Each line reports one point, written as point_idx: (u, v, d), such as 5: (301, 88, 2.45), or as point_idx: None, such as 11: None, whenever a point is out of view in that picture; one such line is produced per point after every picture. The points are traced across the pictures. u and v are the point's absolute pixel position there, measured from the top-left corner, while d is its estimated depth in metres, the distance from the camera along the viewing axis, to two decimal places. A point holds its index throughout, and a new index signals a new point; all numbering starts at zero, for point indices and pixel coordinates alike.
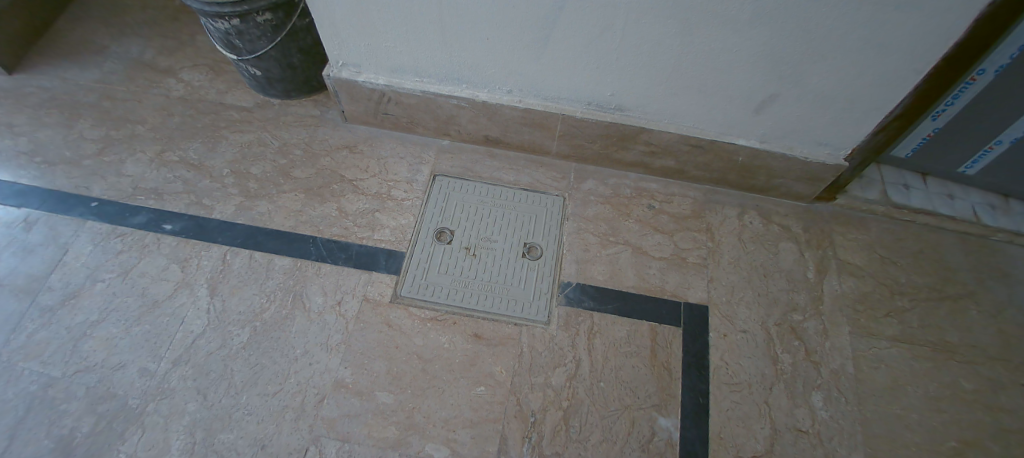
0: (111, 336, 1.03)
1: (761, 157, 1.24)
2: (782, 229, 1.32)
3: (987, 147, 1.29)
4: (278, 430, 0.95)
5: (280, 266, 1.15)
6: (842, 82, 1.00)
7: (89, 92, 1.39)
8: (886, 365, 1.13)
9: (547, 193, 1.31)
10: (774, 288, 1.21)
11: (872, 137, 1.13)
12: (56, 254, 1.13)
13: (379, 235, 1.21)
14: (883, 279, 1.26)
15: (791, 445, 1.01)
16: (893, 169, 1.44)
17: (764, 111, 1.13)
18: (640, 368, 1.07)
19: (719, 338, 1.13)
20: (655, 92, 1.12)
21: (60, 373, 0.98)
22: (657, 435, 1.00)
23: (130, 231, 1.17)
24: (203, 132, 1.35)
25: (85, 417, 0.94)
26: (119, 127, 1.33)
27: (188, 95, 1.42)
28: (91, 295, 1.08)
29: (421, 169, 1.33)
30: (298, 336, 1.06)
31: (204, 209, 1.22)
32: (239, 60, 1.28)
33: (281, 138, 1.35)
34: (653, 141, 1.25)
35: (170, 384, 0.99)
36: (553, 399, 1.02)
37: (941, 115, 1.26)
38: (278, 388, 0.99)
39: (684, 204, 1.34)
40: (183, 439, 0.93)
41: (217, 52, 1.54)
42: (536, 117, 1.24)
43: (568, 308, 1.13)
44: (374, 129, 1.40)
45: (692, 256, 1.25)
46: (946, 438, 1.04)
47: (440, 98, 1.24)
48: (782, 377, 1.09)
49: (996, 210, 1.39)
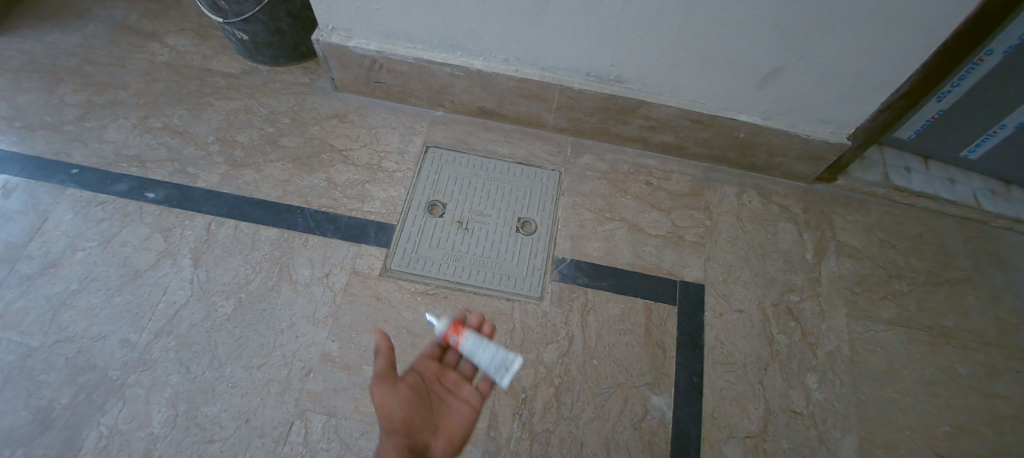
0: (92, 306, 1.00)
1: (762, 135, 1.21)
2: (781, 209, 1.29)
3: (991, 132, 1.27)
4: (263, 403, 0.92)
5: (266, 236, 1.12)
6: (849, 57, 0.97)
7: (71, 56, 1.35)
8: (882, 348, 1.12)
9: (543, 168, 1.28)
10: (771, 268, 1.19)
11: (877, 115, 1.10)
12: (35, 222, 1.09)
13: (369, 206, 1.18)
14: (881, 262, 1.24)
15: (785, 426, 1.00)
16: (895, 152, 1.42)
17: (767, 86, 1.10)
18: (634, 346, 1.05)
19: (715, 317, 1.11)
20: (656, 63, 1.09)
21: (38, 343, 0.95)
22: (650, 413, 0.98)
23: (111, 200, 1.13)
24: (188, 99, 1.31)
25: (64, 388, 0.91)
26: (101, 93, 1.29)
27: (173, 60, 1.38)
28: (72, 264, 1.05)
29: (413, 139, 1.29)
30: (285, 308, 1.03)
31: (188, 178, 1.18)
32: (225, 24, 1.23)
33: (269, 106, 1.31)
34: (652, 115, 1.22)
35: (152, 355, 0.96)
36: (545, 376, 1.00)
37: (947, 96, 1.23)
38: (263, 361, 0.97)
39: (683, 182, 1.31)
40: (165, 412, 0.90)
41: (203, 17, 1.49)
42: (532, 87, 1.20)
43: (561, 284, 1.11)
44: (366, 99, 1.36)
45: (689, 234, 1.22)
46: (940, 422, 1.04)
47: (433, 66, 1.20)
48: (777, 357, 1.08)
49: (997, 196, 1.37)
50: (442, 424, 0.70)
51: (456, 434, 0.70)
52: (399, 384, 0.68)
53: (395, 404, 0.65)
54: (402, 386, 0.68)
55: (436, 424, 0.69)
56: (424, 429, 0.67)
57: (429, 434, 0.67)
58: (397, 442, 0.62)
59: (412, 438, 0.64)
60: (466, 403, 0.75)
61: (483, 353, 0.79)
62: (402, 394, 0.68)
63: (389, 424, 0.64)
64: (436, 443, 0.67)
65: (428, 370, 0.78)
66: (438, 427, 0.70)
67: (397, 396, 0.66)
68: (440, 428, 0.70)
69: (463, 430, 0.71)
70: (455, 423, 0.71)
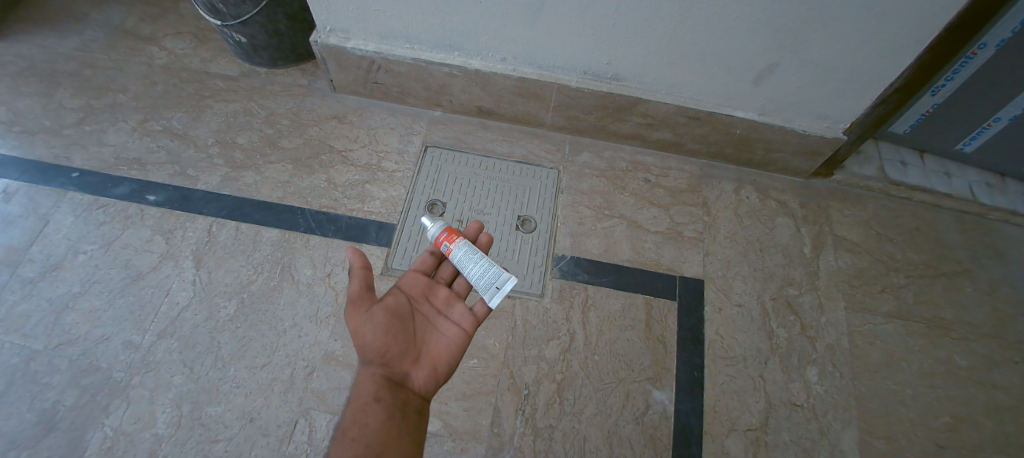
0: (95, 308, 1.01)
1: (758, 130, 1.22)
2: (779, 204, 1.30)
3: (985, 125, 1.27)
4: (267, 403, 0.93)
5: (267, 237, 1.12)
6: (844, 51, 0.98)
7: (69, 60, 1.35)
8: (881, 341, 1.13)
9: (542, 166, 1.29)
10: (770, 263, 1.20)
11: (872, 110, 1.11)
12: (36, 225, 1.09)
13: (369, 207, 1.18)
14: (879, 255, 1.25)
15: (786, 419, 1.01)
16: (891, 146, 1.43)
17: (763, 82, 1.11)
18: (635, 341, 1.06)
19: (715, 312, 1.12)
20: (653, 60, 1.10)
21: (42, 346, 0.96)
22: (651, 408, 0.99)
23: (112, 202, 1.14)
24: (187, 101, 1.31)
25: (68, 390, 0.91)
26: (100, 97, 1.29)
27: (171, 63, 1.38)
28: (74, 267, 1.05)
29: (412, 139, 1.30)
30: (287, 308, 1.04)
31: (188, 180, 1.19)
32: (223, 26, 1.24)
33: (268, 108, 1.32)
34: (650, 112, 1.23)
35: (155, 357, 0.96)
36: (547, 372, 1.01)
37: (940, 90, 1.24)
38: (266, 361, 0.97)
39: (681, 178, 1.32)
40: (169, 412, 0.91)
41: (201, 20, 1.49)
42: (531, 86, 1.21)
43: (561, 281, 1.11)
44: (365, 100, 1.37)
45: (687, 230, 1.23)
46: (939, 413, 1.04)
47: (431, 66, 1.20)
48: (777, 351, 1.08)
49: (993, 188, 1.38)
50: (425, 351, 0.73)
51: (441, 361, 0.73)
52: (375, 310, 0.70)
53: (370, 333, 0.68)
54: (379, 313, 0.70)
55: (418, 351, 0.73)
56: (403, 357, 0.70)
57: (409, 362, 0.71)
58: (372, 373, 0.67)
59: (389, 368, 0.68)
60: (452, 329, 0.76)
61: (472, 270, 0.78)
62: (379, 321, 0.70)
63: (365, 353, 0.68)
64: (418, 370, 0.71)
65: (416, 291, 0.79)
66: (422, 354, 0.73)
67: (372, 323, 0.69)
68: (423, 354, 0.73)
69: (448, 356, 0.74)
70: (439, 351, 0.74)
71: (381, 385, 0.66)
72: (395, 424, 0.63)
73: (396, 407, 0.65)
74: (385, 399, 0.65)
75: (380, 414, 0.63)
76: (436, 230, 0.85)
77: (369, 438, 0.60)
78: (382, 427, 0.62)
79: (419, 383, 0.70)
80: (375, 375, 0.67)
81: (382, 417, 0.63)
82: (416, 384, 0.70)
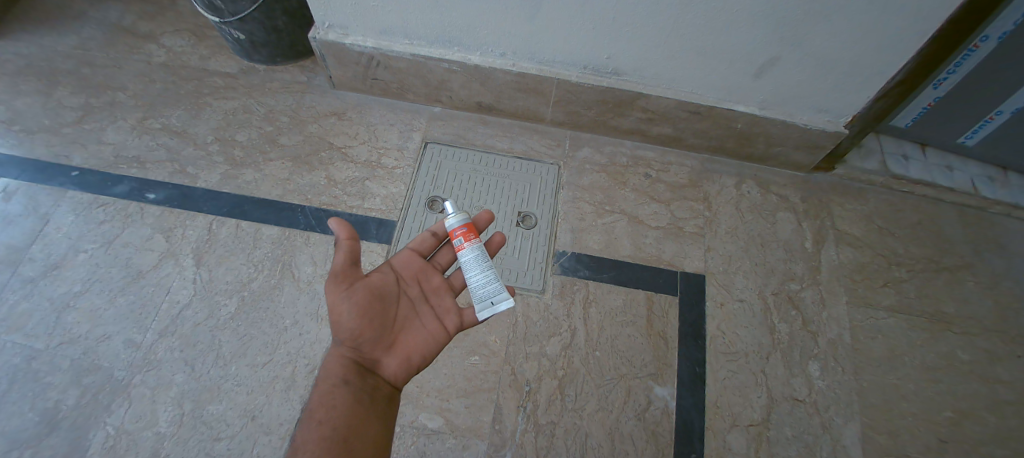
0: (95, 307, 1.01)
1: (759, 125, 1.21)
2: (780, 199, 1.30)
3: (987, 118, 1.27)
4: (269, 400, 0.93)
5: (267, 235, 1.12)
6: (846, 44, 0.97)
7: (67, 59, 1.35)
8: (883, 335, 1.12)
9: (542, 162, 1.28)
10: (771, 257, 1.20)
11: (874, 103, 1.10)
12: (36, 225, 1.09)
13: (369, 203, 1.18)
14: (881, 250, 1.25)
15: (787, 414, 1.01)
16: (892, 140, 1.42)
17: (764, 76, 1.10)
18: (636, 337, 1.06)
19: (716, 307, 1.11)
20: (653, 54, 1.09)
21: (43, 345, 0.96)
22: (653, 403, 0.99)
23: (112, 201, 1.14)
24: (186, 99, 1.31)
25: (70, 389, 0.91)
26: (99, 95, 1.29)
27: (170, 61, 1.38)
28: (74, 266, 1.05)
29: (412, 136, 1.30)
30: (288, 306, 1.04)
31: (188, 178, 1.18)
32: (221, 23, 1.24)
33: (267, 105, 1.31)
34: (650, 107, 1.22)
35: (157, 355, 0.96)
36: (548, 368, 1.01)
37: (942, 83, 1.23)
38: (267, 358, 0.97)
39: (681, 173, 1.31)
40: (170, 411, 0.91)
41: (199, 17, 1.49)
42: (530, 82, 1.21)
43: (562, 277, 1.11)
44: (364, 96, 1.36)
45: (688, 225, 1.23)
46: (941, 407, 1.04)
47: (430, 62, 1.20)
48: (779, 346, 1.08)
49: (995, 182, 1.37)
50: (402, 339, 0.73)
51: (416, 351, 0.73)
52: (356, 289, 0.68)
53: (346, 313, 0.66)
54: (360, 292, 0.68)
55: (394, 338, 0.72)
56: (377, 343, 0.70)
57: (383, 349, 0.71)
58: (342, 355, 0.67)
59: (361, 352, 0.69)
60: (431, 320, 0.76)
61: (473, 278, 0.76)
62: (359, 301, 0.68)
63: (339, 332, 0.67)
64: (391, 358, 0.71)
65: (407, 272, 0.79)
66: (397, 342, 0.72)
67: (350, 303, 0.67)
68: (399, 342, 0.72)
69: (423, 348, 0.74)
70: (416, 341, 0.74)
71: (351, 368, 0.67)
72: (359, 410, 0.64)
73: (364, 392, 0.66)
74: (353, 383, 0.66)
75: (346, 398, 0.63)
76: (454, 218, 0.81)
77: (333, 421, 0.60)
78: (346, 411, 0.62)
79: (390, 371, 0.70)
80: (345, 358, 0.67)
81: (347, 400, 0.63)
82: (386, 372, 0.70)
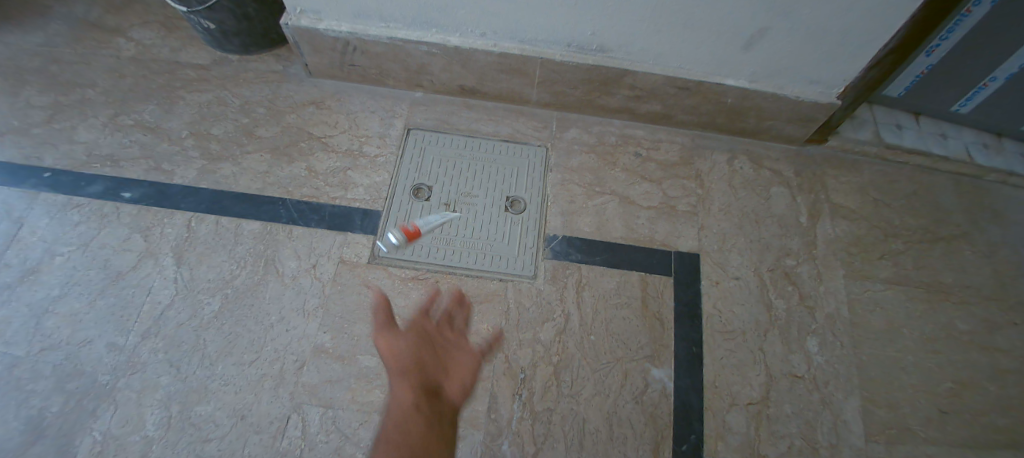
0: (75, 310, 0.98)
1: (750, 98, 1.18)
2: (773, 174, 1.27)
3: (981, 85, 1.24)
4: (257, 398, 0.91)
5: (248, 230, 1.09)
6: (836, 12, 0.94)
7: (34, 57, 1.30)
8: (881, 308, 1.10)
9: (529, 144, 1.25)
10: (766, 234, 1.18)
11: (867, 72, 1.07)
12: (11, 229, 1.05)
13: (353, 194, 1.15)
14: (877, 222, 1.23)
15: (787, 391, 0.99)
16: (886, 110, 1.39)
17: (754, 47, 1.06)
18: (631, 320, 1.04)
19: (711, 286, 1.09)
20: (638, 29, 1.06)
21: (23, 352, 0.93)
22: (650, 386, 0.97)
23: (86, 202, 1.10)
24: (158, 94, 1.27)
25: (53, 397, 0.89)
26: (69, 93, 1.25)
27: (140, 54, 1.33)
28: (52, 269, 1.02)
29: (394, 123, 1.26)
30: (272, 302, 1.01)
31: (164, 175, 1.15)
32: (189, 13, 1.19)
33: (242, 96, 1.27)
34: (638, 84, 1.19)
35: (140, 358, 0.93)
36: (542, 354, 0.99)
37: (935, 50, 1.19)
38: (254, 356, 0.95)
39: (672, 151, 1.29)
40: (157, 414, 0.88)
41: (167, 9, 1.44)
42: (513, 62, 1.17)
43: (554, 261, 1.09)
44: (342, 84, 1.32)
45: (681, 204, 1.20)
46: (942, 379, 1.03)
47: (408, 45, 1.16)
48: (776, 322, 1.06)
49: (989, 149, 1.35)
50: (456, 363, 0.60)
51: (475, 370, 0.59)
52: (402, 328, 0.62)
53: (398, 348, 0.59)
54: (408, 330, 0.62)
55: (449, 362, 0.60)
56: (434, 368, 0.58)
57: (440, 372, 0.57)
58: (402, 385, 0.53)
59: (422, 376, 0.55)
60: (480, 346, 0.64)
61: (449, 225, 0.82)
62: (408, 337, 0.62)
63: (395, 365, 0.57)
64: (451, 379, 0.57)
65: (428, 313, 0.69)
66: (452, 365, 0.59)
67: (400, 341, 0.60)
68: (454, 366, 0.59)
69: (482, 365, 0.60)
70: (472, 361, 0.60)
71: (415, 395, 0.52)
72: (432, 436, 0.47)
73: (434, 417, 0.49)
74: (422, 407, 0.50)
75: (417, 423, 0.47)
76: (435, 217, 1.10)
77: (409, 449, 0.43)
78: (420, 440, 0.45)
79: (454, 395, 0.55)
80: (408, 386, 0.53)
81: (419, 427, 0.47)
82: (451, 394, 0.55)
